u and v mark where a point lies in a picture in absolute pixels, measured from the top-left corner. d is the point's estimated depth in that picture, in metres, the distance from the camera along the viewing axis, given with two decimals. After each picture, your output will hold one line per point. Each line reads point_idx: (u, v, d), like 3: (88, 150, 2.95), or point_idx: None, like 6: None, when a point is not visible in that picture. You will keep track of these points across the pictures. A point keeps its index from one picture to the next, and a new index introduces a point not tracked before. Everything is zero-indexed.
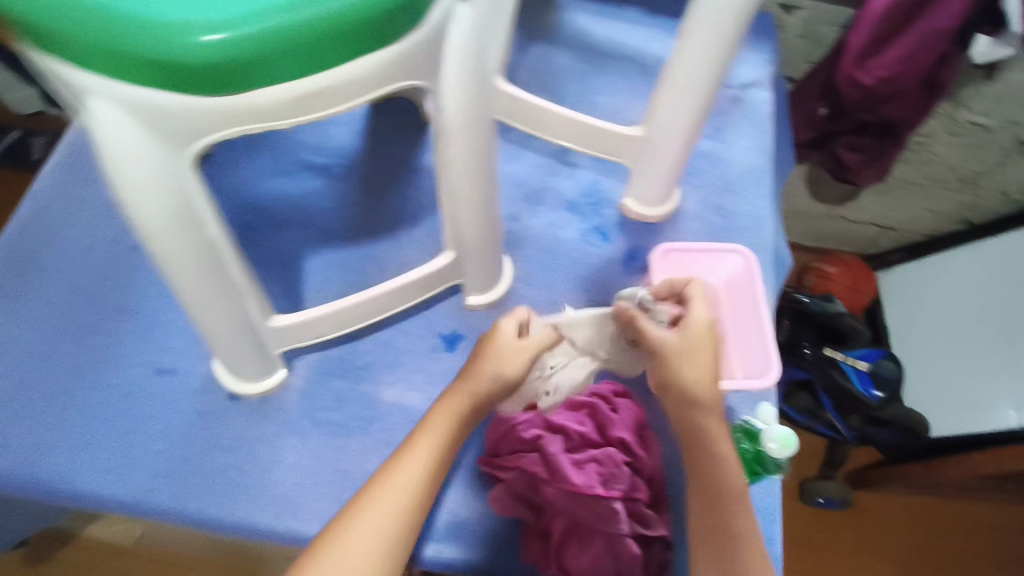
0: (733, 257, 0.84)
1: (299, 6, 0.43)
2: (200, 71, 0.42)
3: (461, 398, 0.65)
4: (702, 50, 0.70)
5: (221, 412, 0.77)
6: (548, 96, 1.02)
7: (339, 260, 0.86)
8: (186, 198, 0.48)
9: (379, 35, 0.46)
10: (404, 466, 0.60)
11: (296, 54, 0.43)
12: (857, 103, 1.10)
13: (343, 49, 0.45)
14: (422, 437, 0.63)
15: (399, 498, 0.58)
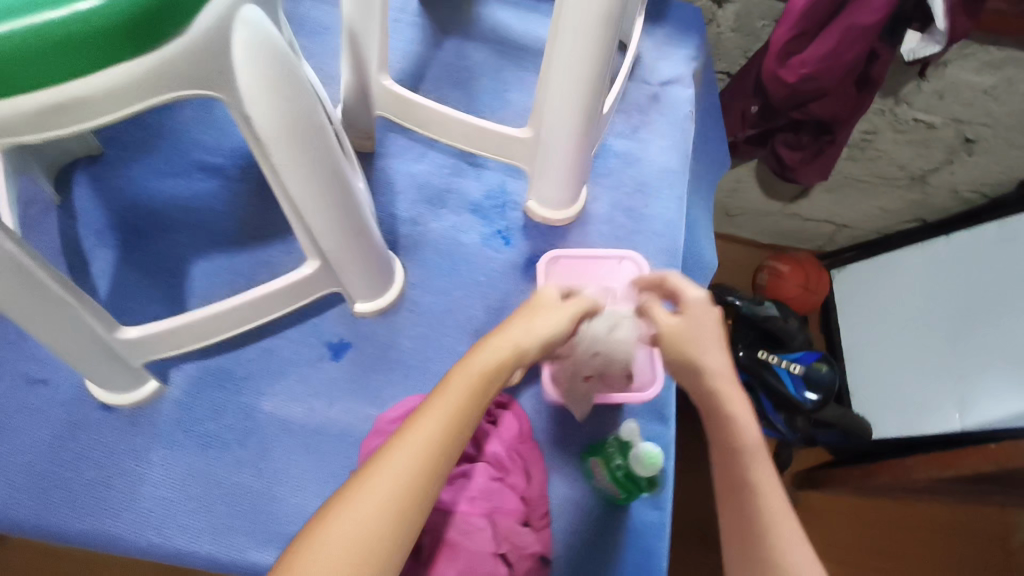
0: (626, 262, 0.82)
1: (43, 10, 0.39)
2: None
3: (478, 372, 0.56)
4: (576, 51, 0.66)
5: (91, 423, 0.75)
6: (461, 93, 0.96)
7: (225, 265, 0.82)
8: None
9: (135, 38, 0.41)
10: (403, 446, 0.51)
11: (41, 60, 0.40)
12: (784, 101, 1.06)
13: (101, 55, 0.41)
14: (428, 414, 0.53)
15: (392, 486, 0.49)
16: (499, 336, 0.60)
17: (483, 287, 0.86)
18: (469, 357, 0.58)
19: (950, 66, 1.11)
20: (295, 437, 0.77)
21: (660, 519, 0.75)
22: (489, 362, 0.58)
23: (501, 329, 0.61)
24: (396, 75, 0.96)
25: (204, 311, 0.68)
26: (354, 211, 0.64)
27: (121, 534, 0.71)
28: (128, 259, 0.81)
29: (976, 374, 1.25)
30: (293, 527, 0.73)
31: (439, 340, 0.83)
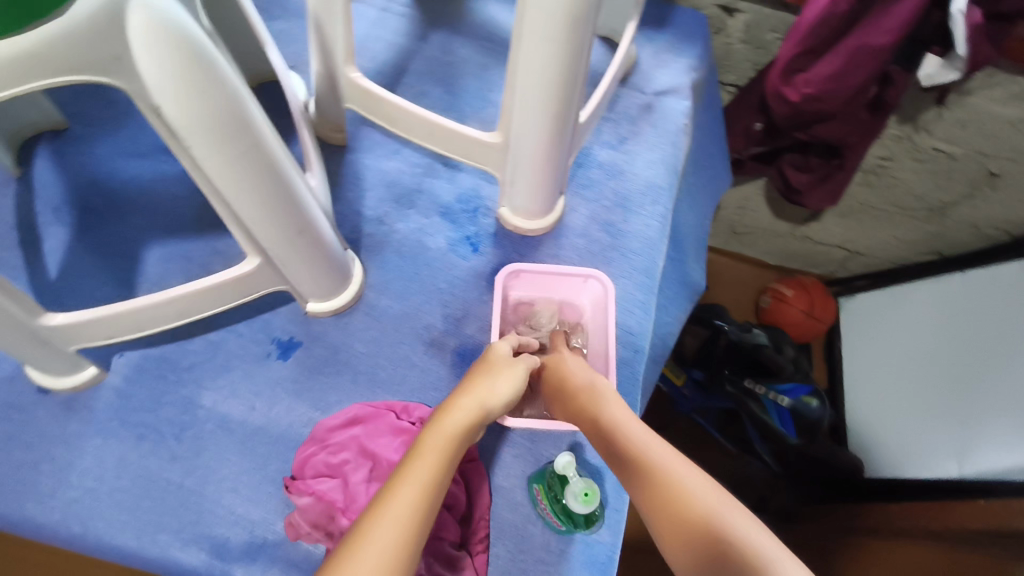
0: (592, 282, 0.81)
1: None
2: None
3: (450, 433, 0.56)
4: (536, 52, 0.61)
5: (28, 405, 0.73)
6: (442, 88, 0.95)
7: (181, 252, 0.81)
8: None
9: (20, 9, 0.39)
10: (391, 505, 0.48)
11: None
12: (786, 120, 1.02)
13: None
14: (407, 473, 0.51)
15: (389, 545, 0.45)
16: (462, 399, 0.61)
17: (443, 294, 0.82)
18: (440, 423, 0.57)
19: (974, 95, 1.00)
20: (231, 435, 0.73)
21: (611, 548, 0.69)
22: (461, 426, 0.58)
23: (463, 393, 0.61)
24: (378, 67, 0.94)
25: (139, 301, 0.65)
26: (300, 209, 0.61)
27: (40, 525, 0.68)
28: (83, 240, 0.81)
29: (982, 423, 1.12)
30: (219, 531, 0.69)
31: (393, 346, 0.79)
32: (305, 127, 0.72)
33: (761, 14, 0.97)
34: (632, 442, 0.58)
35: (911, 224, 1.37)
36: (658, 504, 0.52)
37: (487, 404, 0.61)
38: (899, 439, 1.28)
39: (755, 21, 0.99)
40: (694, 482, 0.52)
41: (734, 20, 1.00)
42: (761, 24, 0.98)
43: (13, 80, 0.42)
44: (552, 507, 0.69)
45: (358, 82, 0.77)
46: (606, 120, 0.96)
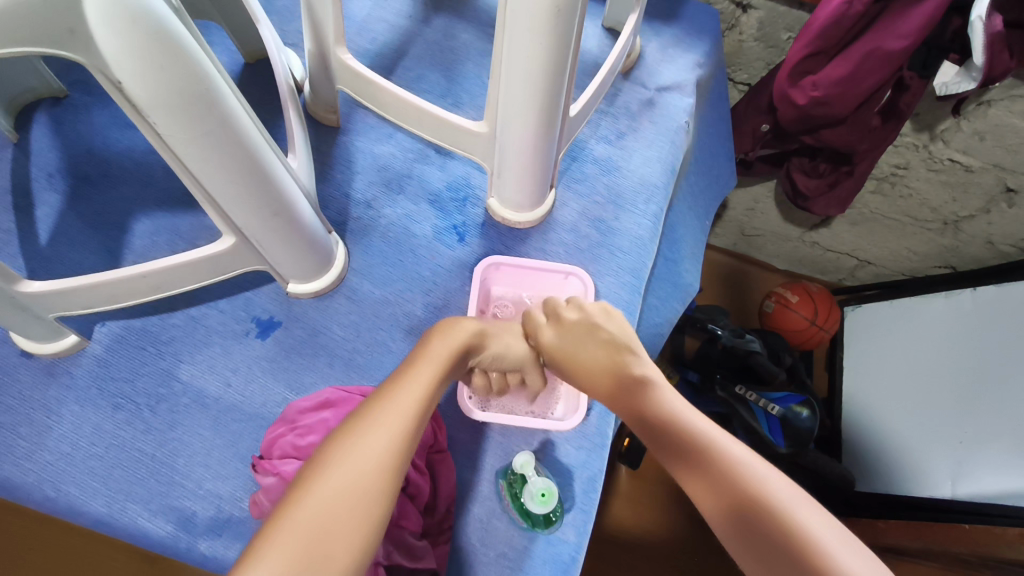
0: (572, 279, 0.82)
1: None
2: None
3: (465, 331, 0.63)
4: (519, 42, 0.60)
5: (10, 367, 0.74)
6: (441, 72, 0.93)
7: (169, 225, 0.82)
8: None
9: None
10: (381, 411, 0.49)
11: None
12: (792, 124, 0.99)
13: None
14: (389, 384, 0.53)
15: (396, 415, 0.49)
16: (460, 329, 0.63)
17: (425, 282, 0.82)
18: (424, 345, 0.60)
19: (993, 107, 0.96)
20: (206, 410, 0.73)
21: (575, 548, 0.69)
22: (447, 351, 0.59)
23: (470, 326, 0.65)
24: (377, 49, 0.93)
25: (122, 272, 0.66)
26: (276, 187, 0.60)
27: (14, 488, 0.68)
28: (76, 208, 0.82)
29: (978, 442, 1.09)
30: (187, 504, 0.69)
31: (371, 331, 0.79)
32: (292, 109, 0.72)
33: (774, 11, 0.94)
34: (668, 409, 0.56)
35: (923, 237, 1.32)
36: (695, 474, 0.51)
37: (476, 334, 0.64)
38: (896, 451, 1.24)
39: (768, 19, 0.96)
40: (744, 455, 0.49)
41: (747, 17, 0.97)
42: (774, 21, 0.95)
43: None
44: (514, 506, 0.70)
45: (348, 63, 0.76)
46: (604, 114, 0.94)
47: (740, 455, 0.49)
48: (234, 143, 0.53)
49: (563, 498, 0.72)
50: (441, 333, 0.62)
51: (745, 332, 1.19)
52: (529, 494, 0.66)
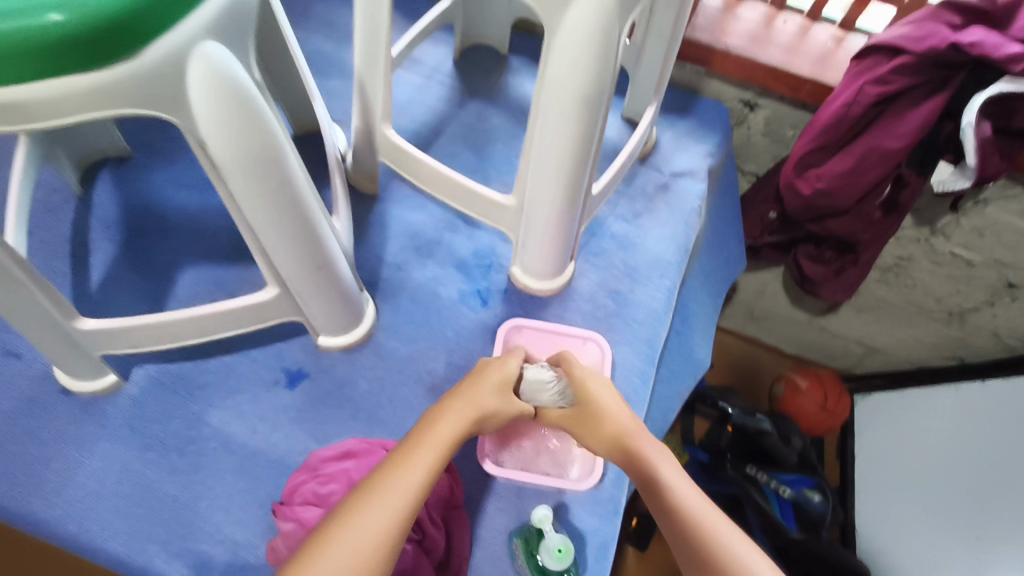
0: (591, 344, 0.86)
1: (19, 15, 0.42)
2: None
3: (474, 402, 0.65)
4: (551, 127, 0.67)
5: (49, 403, 0.77)
6: (473, 151, 1.02)
7: (213, 277, 0.87)
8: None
9: (96, 54, 0.44)
10: (365, 511, 0.50)
11: (14, 59, 0.43)
12: (798, 212, 1.06)
13: (66, 62, 0.44)
14: (384, 475, 0.54)
15: (402, 493, 0.52)
16: (468, 401, 0.65)
17: (449, 342, 0.85)
18: (431, 428, 0.61)
19: (990, 205, 1.03)
20: (231, 455, 0.75)
21: None
22: (456, 428, 0.62)
23: (468, 390, 0.67)
24: (416, 128, 1.02)
25: (173, 317, 0.71)
26: (322, 246, 0.66)
27: (39, 522, 0.70)
28: (128, 257, 0.88)
29: (995, 540, 1.08)
30: (205, 547, 0.70)
31: (394, 386, 0.82)
32: (339, 175, 0.79)
33: (780, 109, 1.08)
34: (672, 489, 0.59)
35: (929, 327, 1.35)
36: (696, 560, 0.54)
37: (480, 416, 0.65)
38: (909, 543, 1.23)
39: (774, 116, 1.10)
40: (740, 547, 0.53)
41: (755, 114, 1.12)
42: (780, 119, 1.10)
43: (81, 106, 0.47)
44: (528, 566, 0.70)
45: (391, 137, 0.84)
46: (622, 195, 1.01)
47: (736, 546, 0.53)
48: (286, 204, 0.59)
49: (575, 561, 0.72)
50: (445, 413, 0.63)
51: (757, 411, 1.20)
52: (546, 551, 0.68)
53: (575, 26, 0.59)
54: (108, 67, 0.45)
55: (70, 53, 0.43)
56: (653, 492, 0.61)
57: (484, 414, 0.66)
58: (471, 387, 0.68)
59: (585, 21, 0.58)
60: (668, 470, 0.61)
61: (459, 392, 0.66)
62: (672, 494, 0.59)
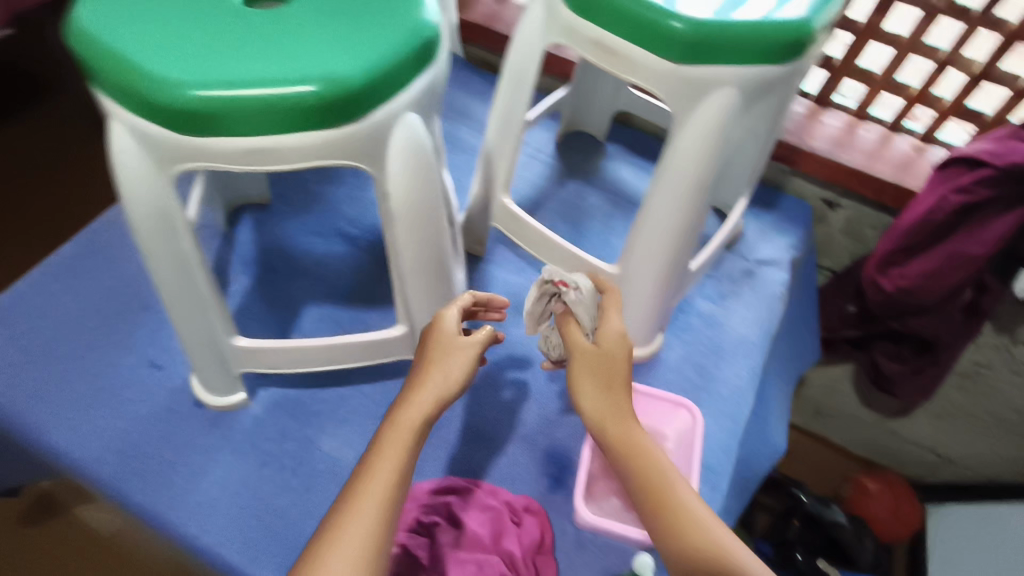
0: (682, 412, 0.83)
1: (281, 83, 0.50)
2: (166, 112, 0.50)
3: (439, 372, 0.64)
4: (664, 208, 0.75)
5: (184, 414, 0.85)
6: (570, 225, 1.11)
7: (333, 316, 0.96)
8: (168, 212, 0.58)
9: (333, 117, 0.52)
10: (350, 524, 0.53)
11: (270, 117, 0.51)
12: (880, 306, 1.09)
13: (307, 121, 0.52)
14: (366, 475, 0.56)
15: (379, 499, 0.55)
16: (432, 375, 0.64)
17: (542, 397, 0.91)
18: (401, 408, 0.61)
19: None
20: (338, 480, 0.81)
21: None
22: (425, 405, 0.61)
23: (434, 362, 0.65)
24: (520, 201, 1.12)
25: (313, 342, 0.79)
26: (450, 291, 0.75)
27: (166, 521, 0.76)
28: (261, 291, 0.98)
29: None
30: None
31: (489, 433, 0.87)
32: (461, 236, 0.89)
33: (861, 211, 1.16)
34: (681, 507, 0.59)
35: (1009, 440, 1.32)
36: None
37: (454, 388, 0.64)
38: None
39: (855, 217, 1.18)
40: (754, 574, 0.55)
41: (836, 214, 1.20)
42: (861, 219, 1.17)
43: (306, 157, 0.54)
44: None
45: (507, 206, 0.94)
46: (708, 277, 1.07)
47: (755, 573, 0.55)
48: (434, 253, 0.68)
49: None
50: (417, 389, 0.63)
51: (830, 503, 1.19)
52: None
53: (695, 122, 0.66)
54: (339, 127, 0.54)
55: (316, 116, 0.52)
56: (662, 508, 0.59)
57: (453, 386, 0.64)
58: (442, 358, 0.65)
59: (705, 118, 0.66)
60: (679, 492, 0.60)
61: (425, 365, 0.65)
62: (680, 516, 0.58)
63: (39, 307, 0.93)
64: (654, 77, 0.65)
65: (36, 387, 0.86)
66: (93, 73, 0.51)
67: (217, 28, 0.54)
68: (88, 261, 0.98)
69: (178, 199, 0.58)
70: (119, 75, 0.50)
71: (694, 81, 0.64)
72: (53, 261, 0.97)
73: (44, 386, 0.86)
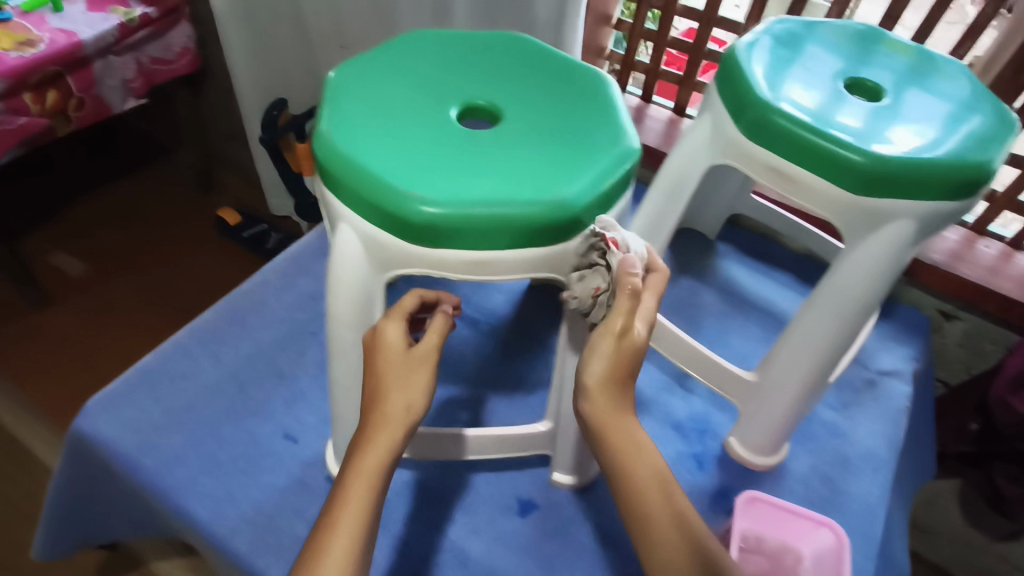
0: (823, 531, 0.80)
1: (514, 203, 0.54)
2: (405, 226, 0.54)
3: (397, 394, 0.57)
4: (818, 323, 0.74)
5: (317, 489, 0.86)
6: (685, 323, 1.12)
7: (458, 399, 0.97)
8: (373, 308, 0.61)
9: (555, 235, 0.56)
10: None
11: (500, 233, 0.54)
12: (1009, 427, 1.06)
13: (531, 238, 0.55)
14: (330, 537, 0.51)
15: (338, 563, 0.50)
16: (393, 398, 0.57)
17: None
18: (365, 444, 0.55)
19: None
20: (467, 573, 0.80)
21: None
22: (389, 440, 0.55)
23: (390, 381, 0.58)
24: None
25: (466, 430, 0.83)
26: None
27: None
28: None
29: None
30: None
31: (616, 534, 0.85)
32: None
33: (981, 325, 1.15)
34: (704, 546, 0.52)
35: None
36: None
37: (417, 417, 0.57)
38: None
39: (973, 331, 1.17)
40: None
41: (952, 324, 1.19)
42: (980, 334, 1.16)
43: (519, 268, 0.57)
44: None
45: None
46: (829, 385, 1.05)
47: None
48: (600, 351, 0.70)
49: None
50: (377, 420, 0.56)
51: None
52: None
53: (867, 248, 0.68)
54: (555, 243, 0.57)
55: (542, 233, 0.55)
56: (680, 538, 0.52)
57: (415, 410, 0.57)
58: (407, 377, 0.58)
59: (878, 245, 0.68)
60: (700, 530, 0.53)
61: (382, 385, 0.57)
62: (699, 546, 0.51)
63: (181, 369, 0.96)
64: (831, 204, 0.68)
65: (175, 447, 0.87)
66: (338, 183, 0.57)
67: (444, 145, 0.58)
68: (230, 327, 1.02)
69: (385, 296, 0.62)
70: (366, 189, 0.55)
71: (874, 212, 0.66)
72: (196, 325, 1.01)
73: (182, 447, 0.88)
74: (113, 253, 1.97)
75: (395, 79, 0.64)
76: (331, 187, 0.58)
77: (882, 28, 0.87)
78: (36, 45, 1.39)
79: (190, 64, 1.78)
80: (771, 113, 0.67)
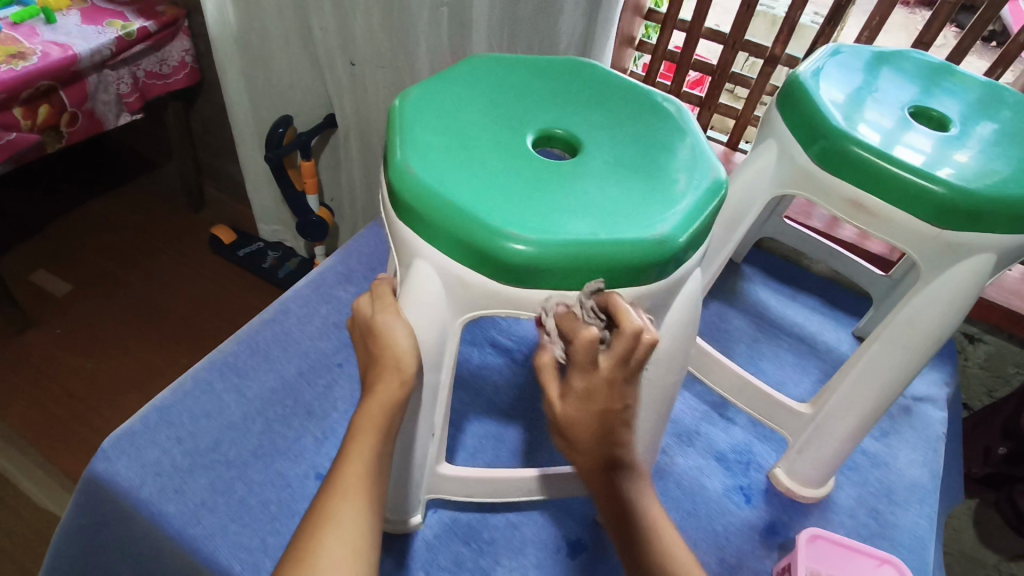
0: (886, 568, 0.78)
1: (606, 240, 0.52)
2: (508, 265, 0.51)
3: (392, 333, 0.57)
4: (885, 356, 0.73)
5: None
6: (719, 349, 1.09)
7: (495, 432, 0.93)
8: (444, 351, 0.59)
9: (644, 274, 0.54)
10: (343, 502, 0.51)
11: (592, 270, 0.52)
12: None
13: (621, 276, 0.53)
14: (344, 466, 0.54)
15: (357, 479, 0.53)
16: (395, 340, 0.57)
17: (719, 536, 0.86)
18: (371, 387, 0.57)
19: None
20: None
21: None
22: (392, 384, 0.56)
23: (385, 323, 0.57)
24: None
25: (518, 473, 0.78)
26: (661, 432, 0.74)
27: None
28: None
29: None
30: None
31: None
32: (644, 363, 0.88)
33: (1006, 348, 1.16)
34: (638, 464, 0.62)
35: None
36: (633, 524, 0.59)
37: (412, 354, 0.57)
38: None
39: (998, 353, 1.18)
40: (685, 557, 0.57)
41: (975, 346, 1.20)
42: (1004, 356, 1.17)
43: None
44: None
45: None
46: None
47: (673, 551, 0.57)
48: (665, 392, 0.68)
49: None
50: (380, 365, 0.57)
51: None
52: None
53: (951, 277, 0.67)
54: (643, 282, 0.55)
55: (633, 272, 0.53)
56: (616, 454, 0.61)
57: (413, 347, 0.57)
58: (386, 335, 0.57)
59: (960, 277, 0.67)
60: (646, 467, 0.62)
61: (379, 330, 0.57)
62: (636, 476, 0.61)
63: (203, 407, 0.90)
64: (917, 238, 0.67)
65: (199, 494, 0.81)
66: (417, 217, 0.54)
67: (534, 176, 0.57)
68: (251, 362, 0.97)
69: (457, 339, 0.59)
70: (450, 223, 0.52)
71: (958, 246, 0.66)
72: (214, 359, 0.96)
73: (207, 494, 0.81)
74: (101, 273, 1.87)
75: (466, 109, 0.63)
76: (407, 221, 0.55)
77: (926, 60, 0.88)
78: (28, 58, 1.29)
79: (186, 78, 1.72)
80: (847, 144, 0.67)
